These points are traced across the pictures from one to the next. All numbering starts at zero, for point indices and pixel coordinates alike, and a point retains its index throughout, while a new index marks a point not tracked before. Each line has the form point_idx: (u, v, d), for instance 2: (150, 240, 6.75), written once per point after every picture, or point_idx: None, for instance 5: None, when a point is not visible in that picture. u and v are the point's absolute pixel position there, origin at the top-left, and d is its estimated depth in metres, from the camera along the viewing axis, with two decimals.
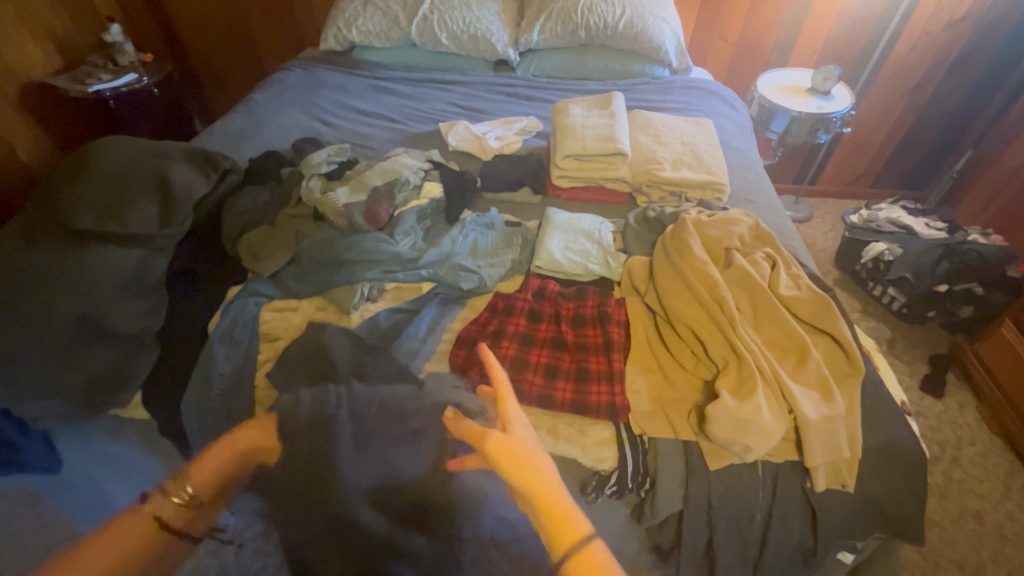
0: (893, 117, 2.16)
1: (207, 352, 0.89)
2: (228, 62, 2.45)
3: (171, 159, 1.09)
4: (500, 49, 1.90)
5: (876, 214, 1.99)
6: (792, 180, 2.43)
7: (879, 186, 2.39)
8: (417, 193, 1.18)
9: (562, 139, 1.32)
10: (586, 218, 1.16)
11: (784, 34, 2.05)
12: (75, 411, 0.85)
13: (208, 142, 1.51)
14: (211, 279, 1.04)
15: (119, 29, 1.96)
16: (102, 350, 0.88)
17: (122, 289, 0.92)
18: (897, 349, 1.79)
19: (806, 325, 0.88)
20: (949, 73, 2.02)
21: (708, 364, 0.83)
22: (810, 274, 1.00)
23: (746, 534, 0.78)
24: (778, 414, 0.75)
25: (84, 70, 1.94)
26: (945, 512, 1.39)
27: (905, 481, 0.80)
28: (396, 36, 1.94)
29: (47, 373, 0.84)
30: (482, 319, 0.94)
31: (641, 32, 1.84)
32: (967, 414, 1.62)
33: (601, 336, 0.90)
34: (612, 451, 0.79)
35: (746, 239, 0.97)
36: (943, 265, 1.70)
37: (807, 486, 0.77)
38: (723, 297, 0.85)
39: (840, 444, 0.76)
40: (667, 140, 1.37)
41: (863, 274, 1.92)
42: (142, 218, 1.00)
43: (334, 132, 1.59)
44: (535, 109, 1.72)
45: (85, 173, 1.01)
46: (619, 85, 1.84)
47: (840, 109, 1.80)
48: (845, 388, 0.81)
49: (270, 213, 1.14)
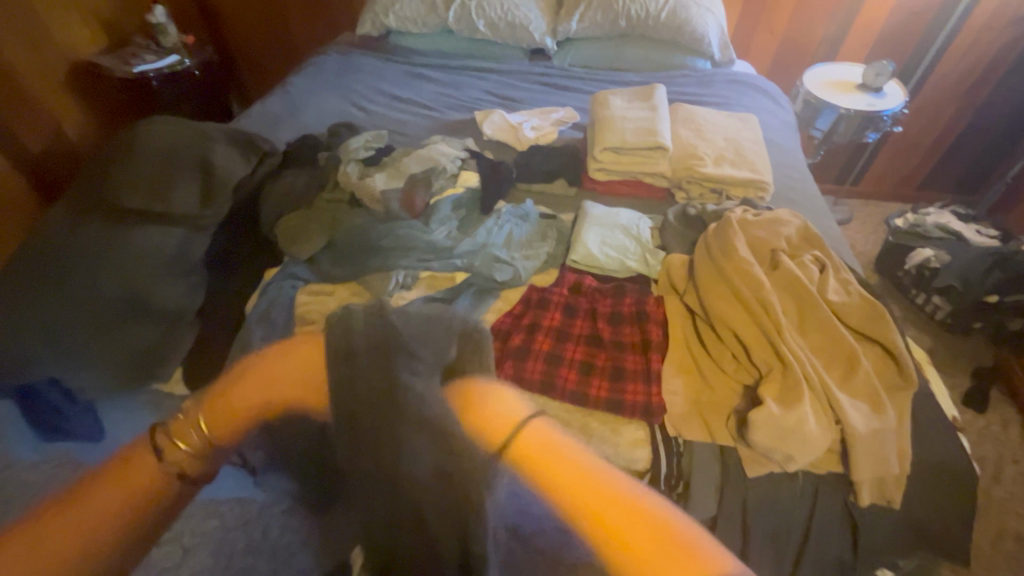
0: (947, 117, 2.05)
1: (244, 332, 0.90)
2: (266, 44, 2.46)
3: (212, 141, 1.10)
4: (537, 37, 1.87)
5: (923, 218, 1.90)
6: (834, 180, 2.34)
7: (927, 189, 2.28)
8: (453, 182, 1.19)
9: (600, 132, 1.30)
10: (624, 213, 1.14)
11: (835, 27, 1.96)
12: (121, 385, 0.87)
13: (247, 124, 1.53)
14: (247, 261, 1.05)
15: (162, 10, 1.99)
16: (146, 327, 0.90)
17: (165, 268, 0.94)
18: (938, 360, 1.72)
19: (854, 333, 0.84)
20: (1010, 71, 1.91)
21: (750, 369, 0.80)
22: (859, 280, 0.96)
23: (781, 545, 0.76)
24: (825, 425, 0.73)
25: (129, 50, 1.99)
26: (983, 531, 1.34)
27: (954, 501, 0.76)
28: (433, 22, 1.92)
29: (92, 350, 0.86)
30: (516, 312, 0.92)
31: (684, 23, 1.78)
32: (1011, 431, 1.55)
33: (638, 335, 0.88)
34: (646, 453, 0.77)
35: (793, 241, 0.94)
36: (994, 275, 1.60)
37: (851, 501, 0.75)
38: (769, 300, 0.82)
39: (888, 459, 0.73)
40: (709, 136, 1.32)
41: (904, 281, 1.84)
42: (185, 199, 1.02)
43: (369, 118, 1.59)
44: (571, 100, 1.69)
45: (130, 155, 1.03)
46: (658, 77, 1.80)
47: (892, 108, 1.72)
48: (895, 401, 0.78)
49: (307, 196, 1.14)
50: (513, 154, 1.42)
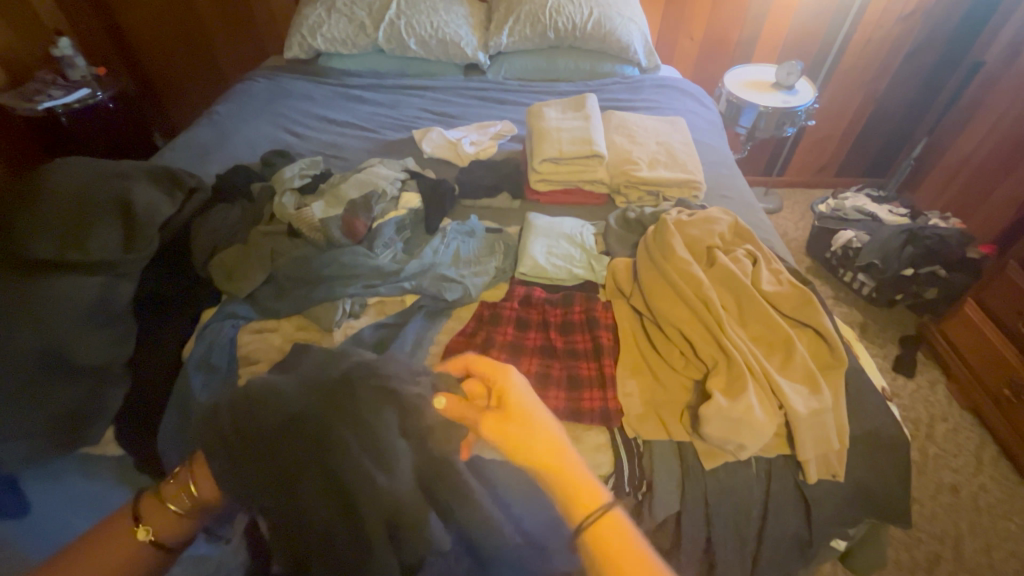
0: (854, 107, 2.23)
1: (182, 379, 0.86)
2: (186, 71, 2.36)
3: (131, 179, 1.03)
4: (469, 53, 1.88)
5: (842, 203, 2.06)
6: (762, 171, 2.48)
7: (843, 174, 2.46)
8: (395, 204, 1.18)
9: (538, 143, 1.32)
10: (567, 221, 1.16)
11: (748, 30, 2.09)
12: (47, 453, 0.80)
13: (171, 158, 1.45)
14: (182, 304, 0.99)
15: (68, 42, 1.86)
16: (66, 387, 0.82)
17: (83, 322, 0.86)
18: (870, 332, 1.84)
19: (789, 319, 0.90)
20: (903, 64, 2.10)
21: (697, 364, 0.84)
22: (790, 269, 1.03)
23: (742, 531, 0.80)
24: (770, 411, 0.77)
25: (33, 86, 1.85)
26: (923, 488, 1.44)
27: (892, 465, 0.82)
28: (363, 43, 1.90)
29: (15, 416, 0.78)
30: (469, 330, 0.94)
31: (609, 33, 1.85)
32: (937, 391, 1.67)
33: (589, 341, 0.91)
34: (608, 456, 0.80)
35: (726, 237, 0.99)
36: (908, 250, 1.75)
37: (800, 479, 0.79)
38: (708, 298, 0.86)
39: (829, 436, 0.78)
40: (641, 140, 1.38)
41: (832, 261, 1.97)
42: (105, 245, 0.94)
43: (304, 143, 1.55)
44: (507, 112, 1.72)
45: (37, 207, 0.93)
46: (590, 85, 1.85)
47: (805, 103, 1.85)
48: (830, 380, 0.83)
49: (242, 230, 1.11)
50: (454, 169, 1.42)
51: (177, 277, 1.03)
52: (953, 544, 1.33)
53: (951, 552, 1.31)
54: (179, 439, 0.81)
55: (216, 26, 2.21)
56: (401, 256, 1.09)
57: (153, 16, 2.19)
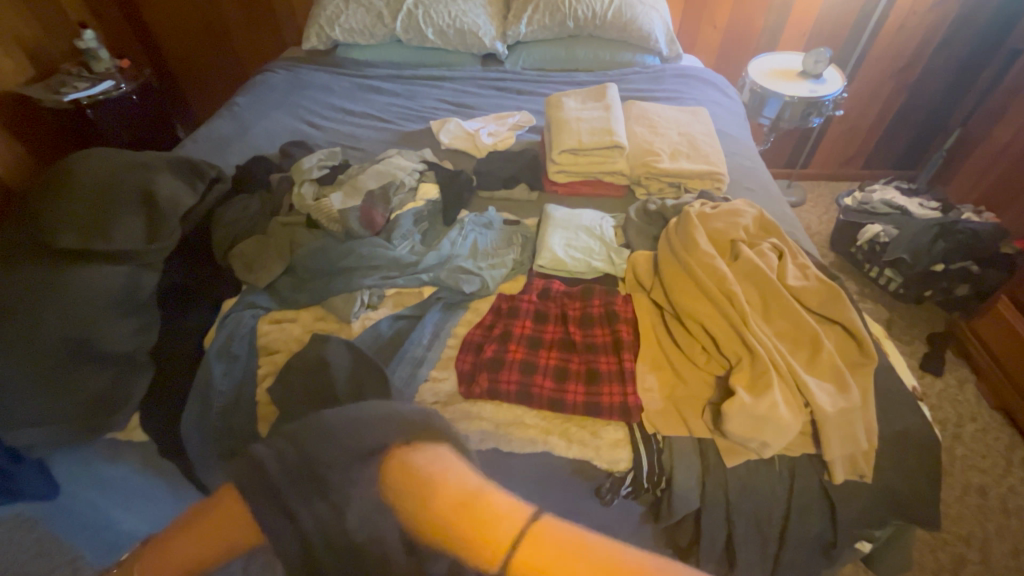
0: (884, 96, 2.15)
1: (203, 368, 0.87)
2: (207, 62, 2.38)
3: (154, 170, 1.04)
4: (487, 43, 1.86)
5: (869, 195, 1.99)
6: (785, 163, 2.42)
7: (871, 166, 2.39)
8: (413, 195, 1.18)
9: (557, 133, 1.30)
10: (586, 213, 1.15)
11: (774, 17, 2.03)
12: (77, 437, 0.82)
13: (192, 149, 1.47)
14: (204, 293, 1.00)
15: (92, 34, 1.89)
16: (95, 373, 0.84)
17: (109, 311, 0.88)
18: (896, 329, 1.79)
19: (816, 315, 0.87)
20: (936, 50, 2.02)
21: (720, 359, 0.82)
22: (817, 263, 0.99)
23: (764, 529, 0.79)
24: (795, 408, 0.75)
25: (59, 79, 1.88)
26: (951, 489, 1.40)
27: (921, 467, 0.80)
28: (381, 33, 1.89)
29: (44, 402, 0.80)
30: (487, 322, 0.93)
31: (630, 21, 1.81)
32: (966, 390, 1.62)
33: (609, 335, 0.89)
34: (627, 452, 0.79)
35: (751, 230, 0.97)
36: (939, 245, 1.70)
37: (826, 479, 0.77)
38: (732, 293, 0.84)
39: (857, 436, 0.75)
40: (663, 131, 1.35)
41: (858, 256, 1.92)
42: (129, 234, 0.95)
43: (322, 134, 1.55)
44: (525, 103, 1.69)
45: (63, 197, 0.95)
46: (609, 75, 1.82)
47: (833, 92, 1.79)
48: (859, 378, 0.81)
49: (262, 220, 1.11)
50: (471, 161, 1.41)
51: (198, 268, 1.04)
52: (980, 547, 1.29)
53: (978, 555, 1.27)
54: (201, 429, 0.82)
55: (236, 17, 2.22)
56: (419, 248, 1.08)
57: (175, 8, 2.21)
